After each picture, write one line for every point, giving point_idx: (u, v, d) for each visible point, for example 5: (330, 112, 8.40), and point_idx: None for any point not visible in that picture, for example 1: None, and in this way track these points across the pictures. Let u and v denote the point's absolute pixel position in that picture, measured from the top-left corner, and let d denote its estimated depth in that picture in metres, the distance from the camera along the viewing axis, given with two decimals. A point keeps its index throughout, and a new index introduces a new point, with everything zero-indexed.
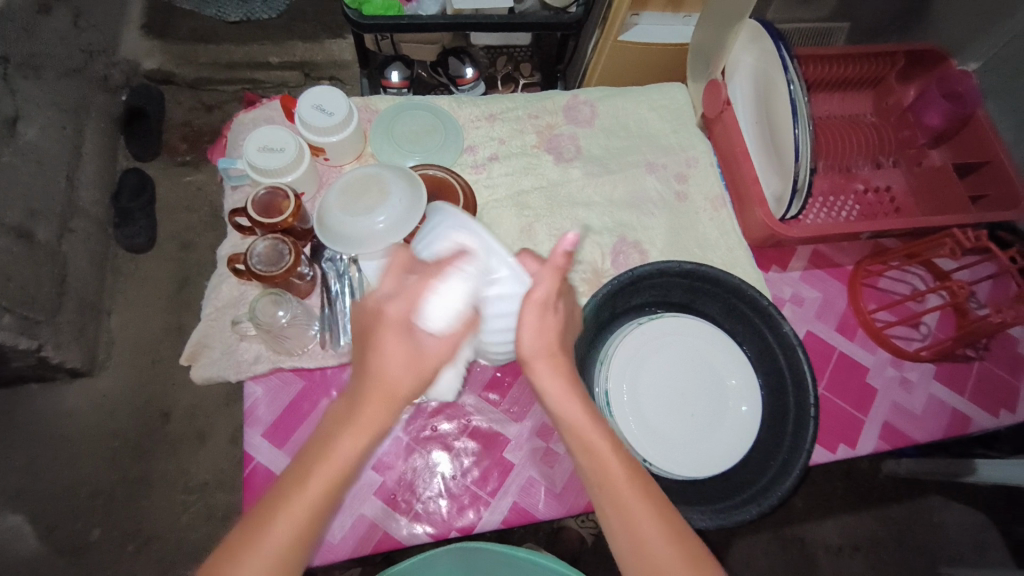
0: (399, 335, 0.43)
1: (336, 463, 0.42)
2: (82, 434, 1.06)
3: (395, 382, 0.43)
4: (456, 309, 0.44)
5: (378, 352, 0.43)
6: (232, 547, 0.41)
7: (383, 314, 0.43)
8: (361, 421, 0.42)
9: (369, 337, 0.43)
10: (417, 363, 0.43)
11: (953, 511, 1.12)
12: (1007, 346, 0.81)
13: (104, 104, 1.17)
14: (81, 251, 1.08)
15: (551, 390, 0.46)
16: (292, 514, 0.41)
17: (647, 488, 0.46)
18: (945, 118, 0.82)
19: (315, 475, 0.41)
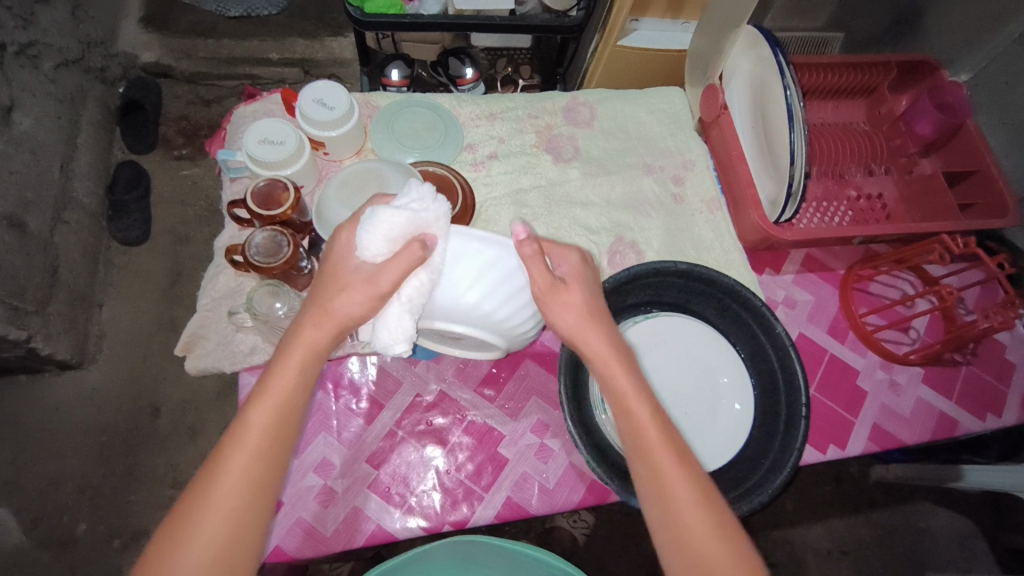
0: (343, 258, 0.51)
1: (277, 389, 0.47)
2: (70, 427, 1.04)
3: (339, 306, 0.49)
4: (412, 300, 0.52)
5: (335, 284, 0.50)
6: (197, 488, 0.44)
7: (336, 240, 0.52)
8: (298, 343, 0.49)
9: (323, 267, 0.52)
10: (349, 285, 0.49)
11: (940, 517, 1.14)
12: (993, 352, 0.82)
13: (100, 95, 1.17)
14: (74, 243, 1.07)
15: (599, 353, 0.51)
16: (243, 440, 0.45)
17: (682, 454, 0.48)
18: (935, 127, 0.83)
19: (257, 408, 0.46)
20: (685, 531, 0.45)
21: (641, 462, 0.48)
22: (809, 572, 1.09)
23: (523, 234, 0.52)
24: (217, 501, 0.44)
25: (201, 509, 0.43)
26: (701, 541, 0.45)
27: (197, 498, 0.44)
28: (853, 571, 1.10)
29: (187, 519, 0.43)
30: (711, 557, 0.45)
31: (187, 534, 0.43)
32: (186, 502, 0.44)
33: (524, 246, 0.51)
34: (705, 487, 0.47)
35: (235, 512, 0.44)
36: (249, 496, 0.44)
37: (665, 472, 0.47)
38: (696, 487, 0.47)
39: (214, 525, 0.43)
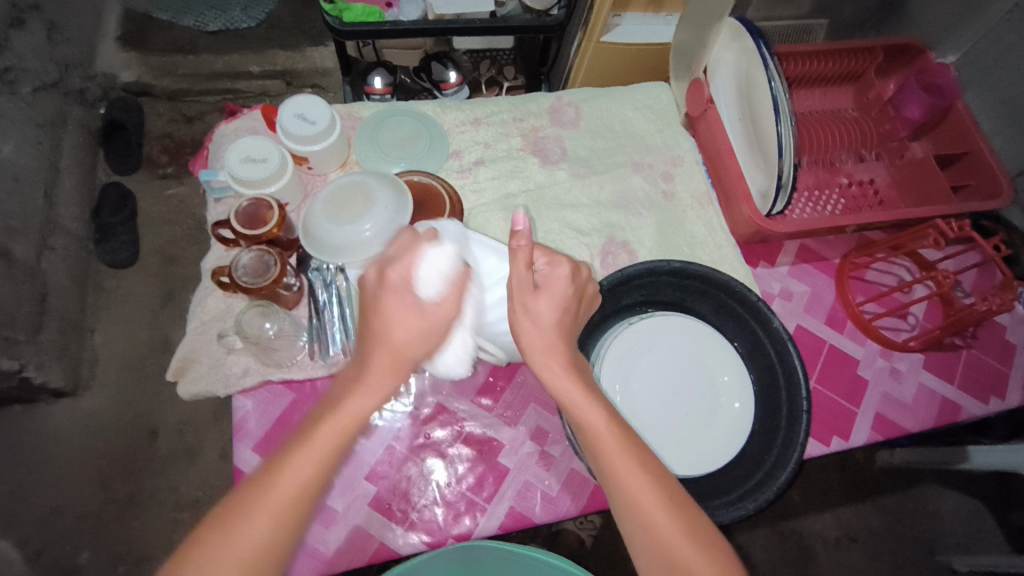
0: (398, 299, 0.45)
1: (343, 421, 0.44)
2: (68, 455, 1.03)
3: (402, 342, 0.45)
4: (444, 275, 0.47)
5: (386, 319, 0.45)
6: (239, 502, 0.42)
7: (384, 279, 0.45)
8: (369, 382, 0.45)
9: (372, 304, 0.46)
10: (407, 321, 0.45)
11: (948, 500, 1.13)
12: (994, 335, 0.81)
13: (81, 117, 1.16)
14: (61, 268, 1.05)
15: (548, 369, 0.49)
16: (302, 464, 0.42)
17: (642, 457, 0.47)
18: (925, 109, 0.83)
19: (323, 430, 0.43)
20: (659, 542, 0.44)
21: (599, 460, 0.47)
22: (820, 562, 1.09)
23: (521, 224, 0.48)
24: (255, 521, 0.41)
25: (233, 534, 0.41)
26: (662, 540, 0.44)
27: (233, 514, 0.41)
28: (863, 559, 1.09)
29: (216, 541, 0.41)
30: (677, 556, 0.44)
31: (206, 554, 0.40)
32: (218, 522, 0.42)
33: (517, 240, 0.48)
34: (668, 490, 0.46)
35: (269, 540, 0.41)
36: (283, 519, 0.42)
37: (630, 485, 0.46)
38: (659, 490, 0.46)
39: (243, 552, 0.41)
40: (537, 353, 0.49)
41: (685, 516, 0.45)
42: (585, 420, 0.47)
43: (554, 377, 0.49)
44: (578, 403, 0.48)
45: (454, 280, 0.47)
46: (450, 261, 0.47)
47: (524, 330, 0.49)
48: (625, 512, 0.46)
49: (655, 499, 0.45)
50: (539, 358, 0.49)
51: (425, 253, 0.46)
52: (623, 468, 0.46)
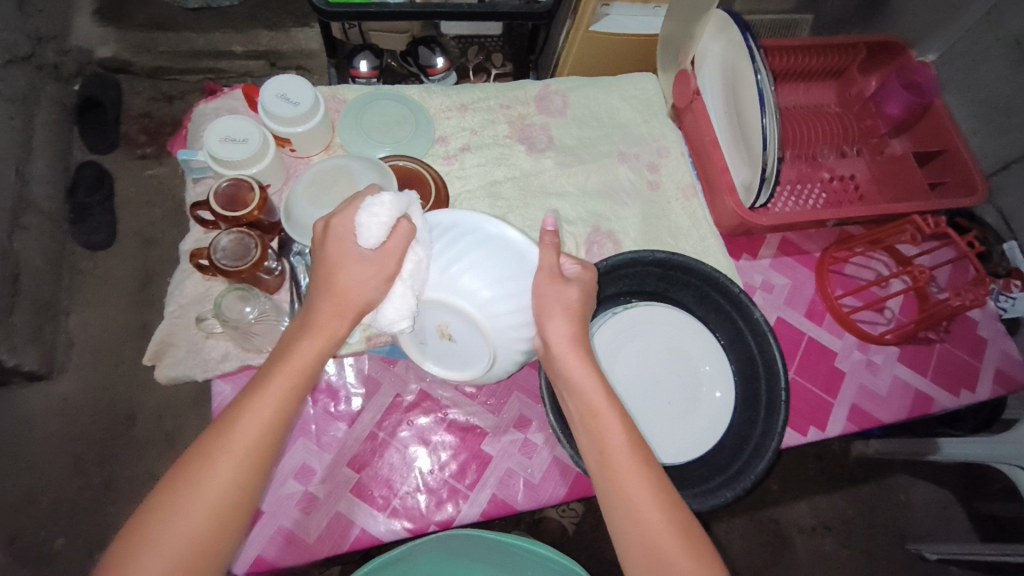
0: (342, 245, 0.49)
1: (296, 364, 0.47)
2: (42, 439, 1.01)
3: (348, 289, 0.48)
4: (387, 223, 0.49)
5: (331, 267, 0.49)
6: (206, 445, 0.44)
7: (331, 228, 0.50)
8: (318, 325, 0.48)
9: (323, 249, 0.50)
10: (348, 262, 0.49)
11: (918, 489, 1.17)
12: (966, 328, 0.84)
13: (55, 93, 1.12)
14: (35, 249, 1.03)
15: (576, 372, 0.49)
16: (261, 403, 0.46)
17: (650, 466, 0.47)
18: (904, 108, 0.85)
19: (277, 375, 0.47)
20: (648, 545, 0.44)
21: (596, 449, 0.48)
22: (794, 548, 1.12)
23: (552, 225, 0.54)
24: (222, 461, 0.44)
25: (201, 477, 0.43)
26: (647, 527, 0.45)
27: (203, 456, 0.44)
28: (836, 545, 1.13)
29: (188, 480, 0.43)
30: (661, 549, 0.44)
31: (181, 496, 0.43)
32: (181, 471, 0.44)
33: (546, 236, 0.53)
34: (667, 496, 0.46)
35: (236, 482, 0.44)
36: (251, 453, 0.45)
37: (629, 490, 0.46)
38: (659, 496, 0.46)
39: (214, 489, 0.43)
40: (563, 343, 0.50)
41: (672, 508, 0.46)
42: (591, 404, 0.49)
43: (567, 365, 0.50)
44: (585, 390, 0.49)
45: (398, 230, 0.49)
46: (391, 210, 0.49)
47: (554, 323, 0.51)
48: (612, 502, 0.46)
49: (644, 489, 0.46)
50: (559, 346, 0.50)
51: (369, 201, 0.49)
52: (619, 457, 0.47)
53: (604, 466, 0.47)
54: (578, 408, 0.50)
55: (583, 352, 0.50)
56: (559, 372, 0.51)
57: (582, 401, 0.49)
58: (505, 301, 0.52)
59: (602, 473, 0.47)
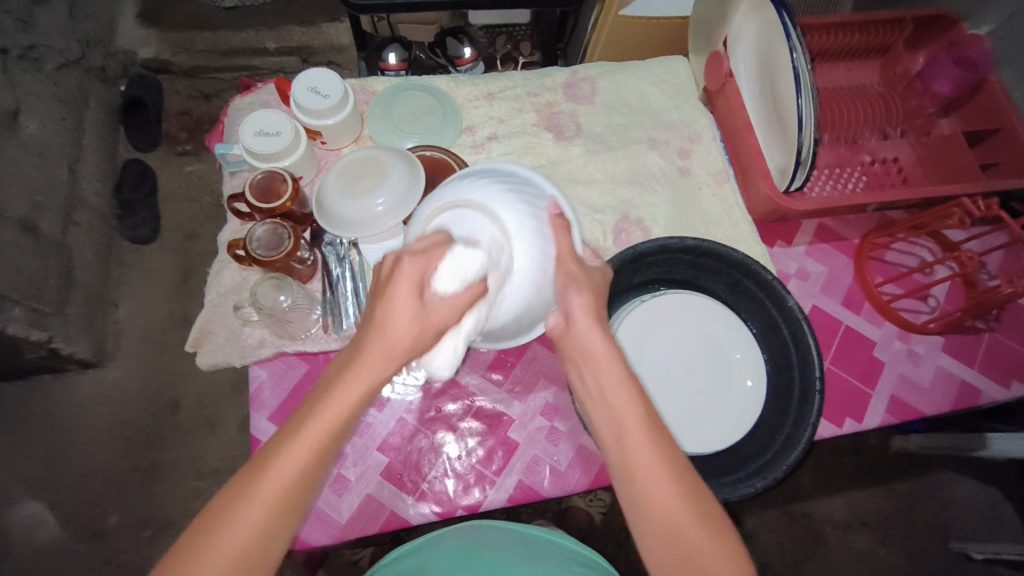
0: (407, 290, 0.43)
1: (336, 413, 0.40)
2: (94, 423, 1.07)
3: (396, 338, 0.42)
4: (463, 276, 0.45)
5: (382, 310, 0.42)
6: (230, 495, 0.38)
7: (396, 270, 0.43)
8: (363, 368, 0.41)
9: (381, 288, 0.43)
10: (393, 303, 0.42)
11: (963, 485, 1.12)
12: (1019, 318, 0.79)
13: (102, 94, 1.18)
14: (86, 243, 1.08)
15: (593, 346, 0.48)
16: (293, 457, 0.39)
17: (666, 444, 0.44)
18: (955, 84, 0.79)
19: (316, 420, 0.39)
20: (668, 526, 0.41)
21: (612, 421, 0.45)
22: (829, 543, 1.09)
23: (555, 211, 0.56)
24: (246, 515, 0.37)
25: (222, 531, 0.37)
26: (665, 500, 0.42)
27: (231, 503, 0.38)
28: (874, 542, 1.09)
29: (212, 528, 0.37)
30: (684, 534, 0.41)
31: (203, 541, 0.37)
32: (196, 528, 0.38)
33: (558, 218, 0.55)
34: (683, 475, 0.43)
35: (260, 539, 0.38)
36: (276, 510, 0.38)
37: (644, 467, 0.43)
38: (675, 476, 0.43)
39: (235, 548, 0.37)
40: (584, 313, 0.50)
41: (690, 484, 0.43)
42: (605, 382, 0.47)
43: (584, 334, 0.49)
44: (604, 362, 0.47)
45: (472, 287, 0.46)
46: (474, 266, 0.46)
47: (577, 298, 0.51)
48: (628, 474, 0.43)
49: (659, 465, 0.43)
50: (580, 317, 0.50)
51: (450, 253, 0.45)
52: (636, 430, 0.44)
53: (619, 439, 0.45)
54: (594, 379, 0.48)
55: (604, 324, 0.50)
56: (571, 349, 0.49)
57: (598, 371, 0.47)
58: (527, 222, 0.54)
59: (617, 451, 0.45)
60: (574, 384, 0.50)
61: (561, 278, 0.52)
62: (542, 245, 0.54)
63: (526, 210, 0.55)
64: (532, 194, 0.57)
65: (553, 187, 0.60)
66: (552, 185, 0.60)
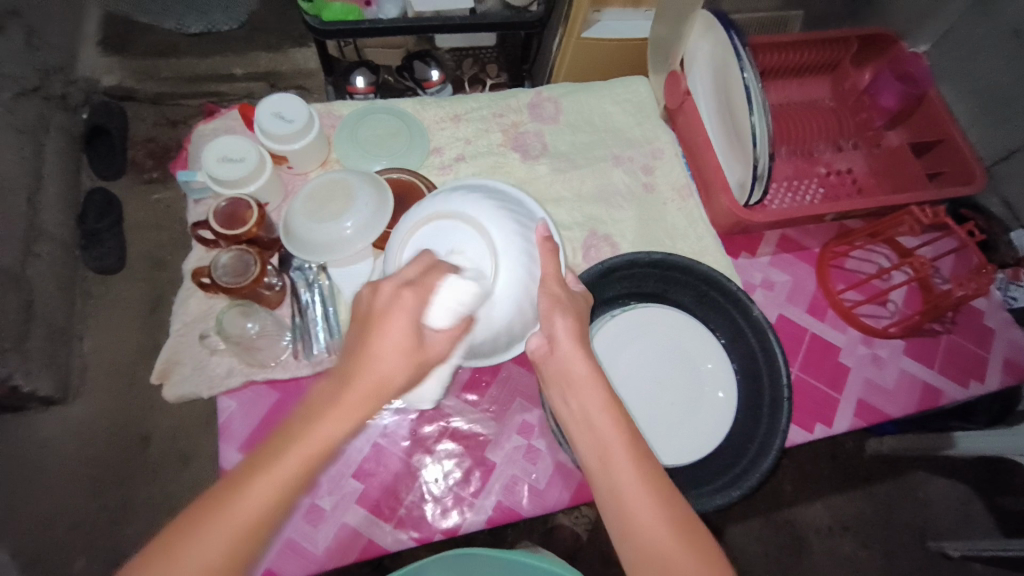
0: (403, 321, 0.43)
1: (309, 448, 0.39)
2: (57, 462, 1.03)
3: (388, 372, 0.41)
4: (453, 310, 0.48)
5: (376, 341, 0.42)
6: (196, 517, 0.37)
7: (397, 297, 0.43)
8: (344, 404, 0.40)
9: (371, 317, 0.43)
10: (389, 331, 0.42)
11: (936, 484, 1.15)
12: (973, 319, 0.83)
13: (63, 122, 1.15)
14: (47, 275, 1.05)
15: (579, 369, 0.49)
16: (262, 487, 0.38)
17: (646, 462, 0.45)
18: (899, 98, 0.85)
19: (289, 456, 0.38)
20: (650, 546, 0.41)
21: (595, 449, 0.46)
22: (811, 548, 1.10)
23: (545, 232, 0.59)
24: (209, 544, 0.36)
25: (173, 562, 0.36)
26: (646, 523, 0.42)
27: (186, 532, 0.37)
28: (855, 545, 1.11)
29: (164, 556, 0.36)
30: (663, 551, 0.41)
31: (153, 568, 0.36)
32: (163, 547, 0.37)
33: (547, 240, 0.57)
34: (664, 492, 0.43)
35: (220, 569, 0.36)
36: (241, 541, 0.37)
37: (624, 487, 0.43)
38: (655, 495, 0.43)
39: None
40: (568, 337, 0.51)
41: (672, 506, 0.43)
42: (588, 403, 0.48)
43: (568, 357, 0.50)
44: (588, 383, 0.49)
45: (463, 316, 0.49)
46: (464, 295, 0.50)
47: (560, 320, 0.53)
48: (613, 502, 0.44)
49: (643, 486, 0.43)
50: (564, 339, 0.51)
51: (443, 283, 0.48)
52: (619, 454, 0.45)
53: (604, 465, 0.45)
54: (578, 409, 0.48)
55: (587, 347, 0.51)
56: (557, 374, 0.51)
57: (582, 398, 0.48)
58: (518, 242, 0.57)
59: (602, 473, 0.45)
60: (560, 415, 0.51)
61: (546, 299, 0.54)
62: (530, 264, 0.57)
63: (519, 231, 0.58)
64: (521, 214, 0.60)
65: (541, 209, 0.63)
66: (543, 208, 0.64)
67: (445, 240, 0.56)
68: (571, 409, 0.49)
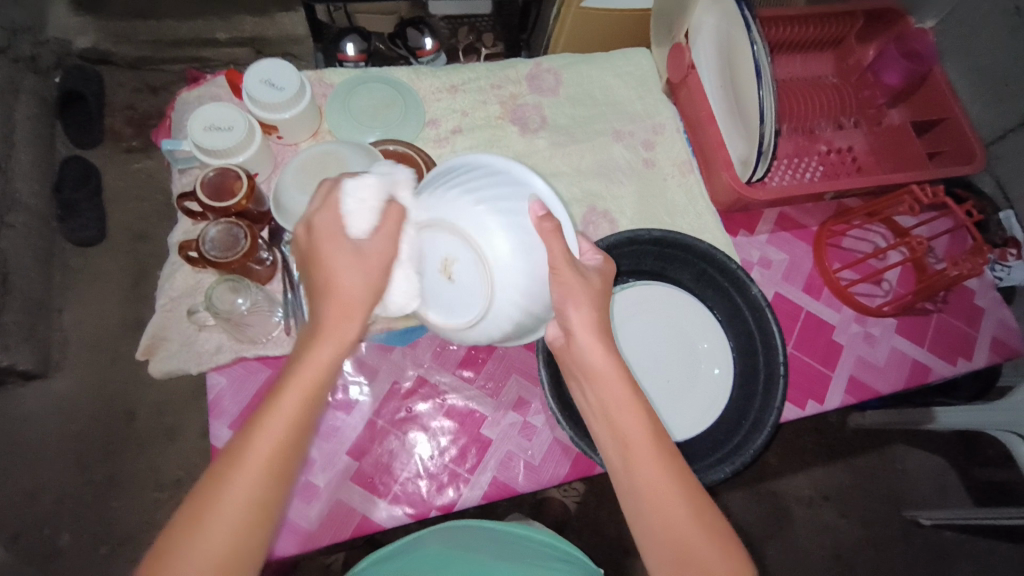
0: (332, 241, 0.45)
1: (302, 378, 0.42)
2: (40, 437, 1.01)
3: (348, 287, 0.44)
4: (372, 208, 0.47)
5: (325, 265, 0.45)
6: (222, 467, 0.41)
7: (313, 228, 0.45)
8: (325, 332, 0.44)
9: (313, 253, 0.45)
10: (327, 253, 0.45)
11: (916, 458, 1.18)
12: (964, 298, 0.83)
13: (34, 86, 1.09)
14: (22, 246, 1.01)
15: (598, 365, 0.48)
16: (273, 427, 0.41)
17: (671, 457, 0.46)
18: (903, 76, 0.83)
19: (288, 396, 0.42)
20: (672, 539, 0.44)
21: (616, 443, 0.47)
22: (794, 519, 1.13)
23: (540, 210, 0.47)
24: (235, 489, 0.40)
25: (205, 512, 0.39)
26: (667, 513, 0.45)
27: (211, 486, 0.40)
28: (836, 515, 1.14)
29: (197, 515, 0.39)
30: (685, 542, 0.44)
31: (192, 520, 0.39)
32: (194, 504, 0.40)
33: (545, 222, 0.46)
34: (690, 490, 0.46)
35: (250, 507, 0.40)
36: (266, 479, 0.41)
37: (648, 483, 0.45)
38: (682, 489, 0.45)
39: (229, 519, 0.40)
40: (584, 330, 0.48)
41: (692, 498, 0.46)
42: (608, 398, 0.48)
43: (586, 350, 0.48)
44: (609, 379, 0.48)
45: (393, 214, 0.47)
46: (376, 191, 0.47)
47: (576, 311, 0.48)
48: (633, 494, 0.46)
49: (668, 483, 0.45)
50: (584, 333, 0.48)
51: (344, 186, 0.46)
52: (642, 450, 0.46)
53: (626, 459, 0.46)
54: (597, 402, 0.49)
55: (604, 339, 0.48)
56: (578, 367, 0.50)
57: (601, 392, 0.48)
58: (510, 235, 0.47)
59: (624, 466, 0.47)
60: (581, 402, 0.52)
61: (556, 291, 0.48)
62: (531, 257, 0.47)
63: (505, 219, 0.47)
64: (509, 202, 0.48)
65: (535, 175, 0.50)
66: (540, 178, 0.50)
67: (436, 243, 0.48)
68: (591, 398, 0.49)
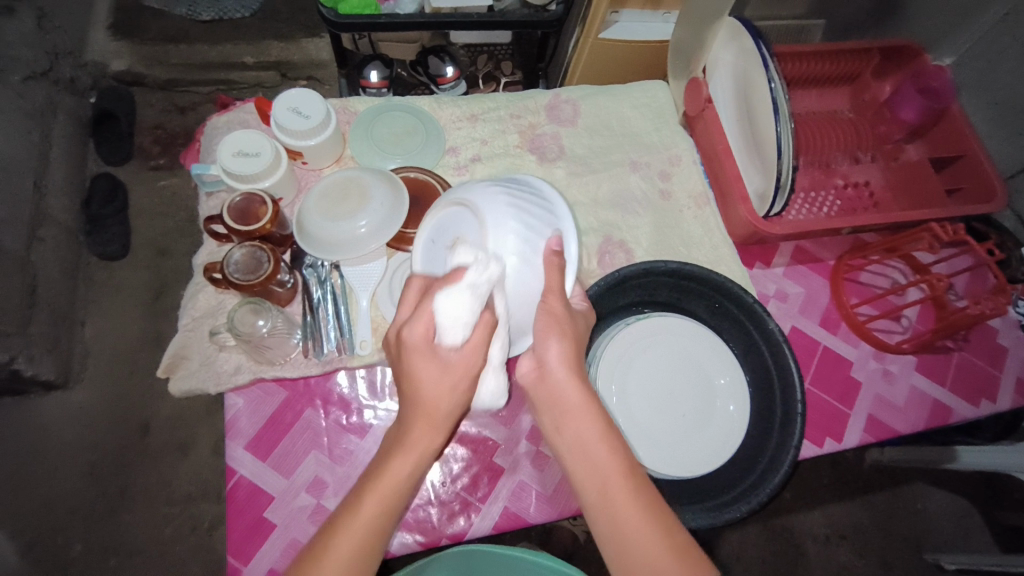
0: (422, 355, 0.45)
1: (386, 488, 0.44)
2: (56, 449, 1.02)
3: (434, 403, 0.45)
4: (466, 320, 0.45)
5: (411, 379, 0.45)
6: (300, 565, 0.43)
7: (405, 341, 0.45)
8: (410, 441, 0.45)
9: (400, 364, 0.46)
10: (410, 363, 0.45)
11: (936, 498, 1.15)
12: (986, 338, 0.82)
13: (70, 106, 1.13)
14: (51, 260, 1.04)
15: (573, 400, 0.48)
16: (352, 528, 0.43)
17: (647, 496, 0.46)
18: (920, 113, 0.83)
19: (370, 495, 0.44)
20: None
21: (593, 481, 0.46)
22: (809, 557, 1.10)
23: (556, 246, 0.52)
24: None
25: None
26: (647, 554, 0.44)
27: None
28: (853, 556, 1.11)
29: None
30: None
31: None
32: None
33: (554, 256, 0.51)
34: (675, 536, 0.45)
35: None
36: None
37: (626, 525, 0.45)
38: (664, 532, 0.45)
39: None
40: (563, 366, 0.48)
41: (676, 543, 0.45)
42: (583, 436, 0.47)
43: (562, 384, 0.48)
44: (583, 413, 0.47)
45: (480, 324, 0.45)
46: (470, 304, 0.45)
47: (555, 344, 0.48)
48: (613, 534, 0.45)
49: (646, 520, 0.45)
50: (557, 366, 0.48)
51: (438, 301, 0.45)
52: (618, 490, 0.45)
53: (603, 499, 0.45)
54: (570, 437, 0.48)
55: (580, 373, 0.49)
56: (547, 405, 0.49)
57: (577, 428, 0.47)
58: (517, 246, 0.50)
59: (601, 506, 0.46)
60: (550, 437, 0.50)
61: (544, 316, 0.49)
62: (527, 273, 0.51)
63: (523, 235, 0.51)
64: (537, 222, 0.52)
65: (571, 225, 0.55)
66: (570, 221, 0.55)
67: (450, 218, 0.53)
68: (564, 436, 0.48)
